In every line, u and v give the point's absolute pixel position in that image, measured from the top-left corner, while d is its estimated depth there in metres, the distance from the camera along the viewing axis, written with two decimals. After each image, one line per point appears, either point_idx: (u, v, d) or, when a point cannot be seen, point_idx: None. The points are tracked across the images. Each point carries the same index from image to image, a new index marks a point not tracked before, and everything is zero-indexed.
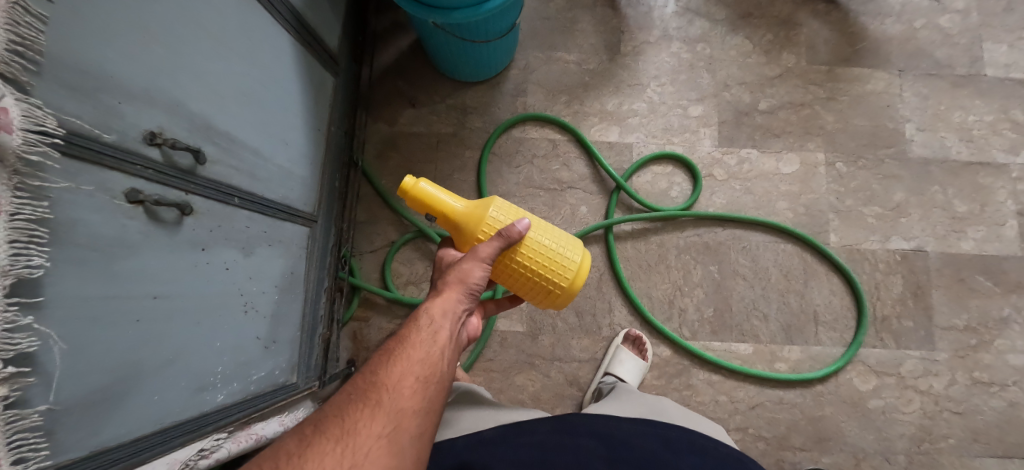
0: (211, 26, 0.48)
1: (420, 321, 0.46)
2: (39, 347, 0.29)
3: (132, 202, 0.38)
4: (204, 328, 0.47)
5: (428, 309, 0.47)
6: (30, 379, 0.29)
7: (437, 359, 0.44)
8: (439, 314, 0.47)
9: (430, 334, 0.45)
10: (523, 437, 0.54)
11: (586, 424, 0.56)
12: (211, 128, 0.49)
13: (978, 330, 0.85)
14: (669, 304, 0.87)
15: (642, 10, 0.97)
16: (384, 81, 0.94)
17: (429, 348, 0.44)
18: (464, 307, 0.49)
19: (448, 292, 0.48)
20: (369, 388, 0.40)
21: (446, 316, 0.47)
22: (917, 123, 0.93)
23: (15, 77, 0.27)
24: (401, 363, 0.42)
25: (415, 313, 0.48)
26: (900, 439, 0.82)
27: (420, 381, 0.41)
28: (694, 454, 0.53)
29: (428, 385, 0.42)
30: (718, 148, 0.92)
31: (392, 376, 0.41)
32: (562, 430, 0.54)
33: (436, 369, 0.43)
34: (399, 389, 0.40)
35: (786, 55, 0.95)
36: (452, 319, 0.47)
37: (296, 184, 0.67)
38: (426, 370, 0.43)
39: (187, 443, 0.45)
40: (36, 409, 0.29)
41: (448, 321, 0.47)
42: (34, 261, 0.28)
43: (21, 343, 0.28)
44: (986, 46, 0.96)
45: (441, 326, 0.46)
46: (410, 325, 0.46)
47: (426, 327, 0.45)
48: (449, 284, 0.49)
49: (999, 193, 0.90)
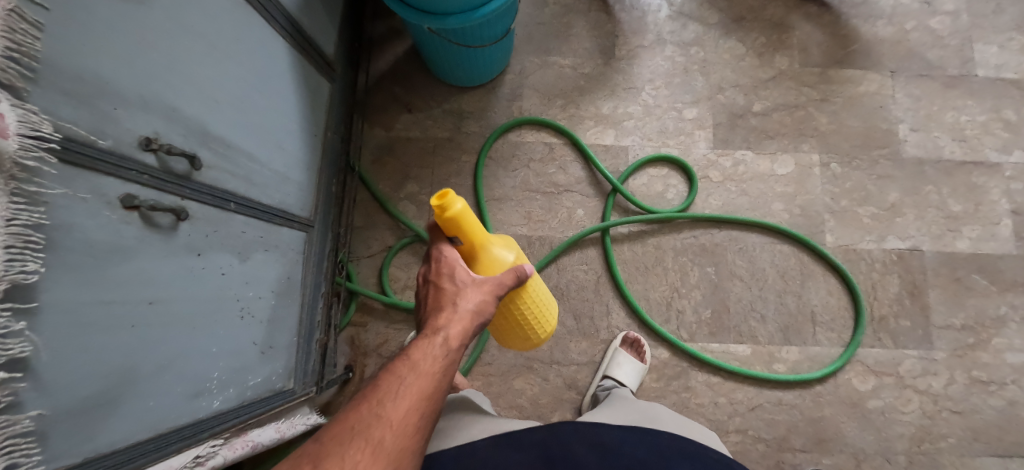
0: (206, 33, 0.49)
1: (433, 347, 0.43)
2: (31, 353, 0.29)
3: (128, 207, 0.38)
4: (199, 334, 0.47)
5: (445, 334, 0.44)
6: (22, 384, 0.29)
7: (443, 393, 0.42)
8: (454, 344, 0.44)
9: (442, 366, 0.43)
10: (514, 450, 0.54)
11: (579, 432, 0.55)
12: (208, 134, 0.49)
13: (975, 329, 0.86)
14: (667, 306, 0.87)
15: (636, 14, 0.98)
16: (381, 87, 0.95)
17: (439, 381, 0.42)
18: (476, 337, 0.46)
19: (467, 320, 0.45)
20: (374, 422, 0.37)
21: (460, 347, 0.44)
22: (910, 124, 0.94)
23: (11, 83, 0.28)
24: (408, 394, 0.40)
25: (428, 333, 0.44)
26: (900, 439, 0.82)
27: (423, 418, 0.40)
28: (685, 462, 0.53)
29: (429, 421, 0.41)
30: (713, 150, 0.93)
31: (398, 410, 0.39)
32: (553, 439, 0.54)
33: (439, 403, 0.42)
34: (402, 426, 0.38)
35: (779, 58, 0.96)
36: (463, 348, 0.45)
37: (293, 189, 0.67)
38: (431, 405, 0.41)
39: (182, 449, 0.44)
40: (28, 415, 0.29)
41: (459, 351, 0.44)
42: (29, 266, 0.28)
43: (12, 349, 0.28)
44: (976, 48, 0.97)
45: (454, 355, 0.44)
46: (423, 349, 0.43)
47: (438, 356, 0.43)
48: (469, 311, 0.45)
49: (993, 192, 0.91)
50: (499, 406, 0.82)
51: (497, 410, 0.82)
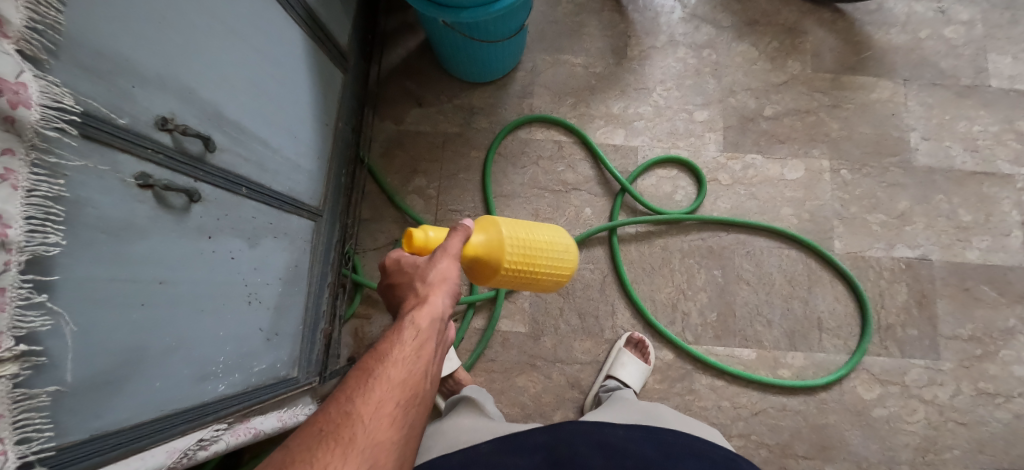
0: (225, 16, 0.49)
1: (402, 334, 0.43)
2: (50, 327, 0.29)
3: (142, 186, 0.38)
4: (208, 317, 0.47)
5: (413, 318, 0.44)
6: (40, 359, 0.29)
7: (420, 379, 0.41)
8: (424, 325, 0.44)
9: (415, 349, 0.42)
10: (519, 457, 0.53)
11: (581, 433, 0.55)
12: (222, 117, 0.49)
13: (983, 340, 0.85)
14: (672, 308, 0.86)
15: (649, 15, 0.98)
16: (392, 81, 0.95)
17: (413, 365, 0.41)
18: (447, 316, 0.46)
19: (434, 298, 0.45)
20: (343, 419, 0.36)
21: (432, 327, 0.44)
22: (922, 132, 0.93)
23: (34, 55, 0.28)
24: (379, 386, 0.39)
25: (398, 322, 0.44)
26: (905, 449, 0.81)
27: (401, 407, 0.39)
28: (694, 458, 0.53)
29: (408, 410, 0.39)
30: (723, 153, 0.92)
31: (370, 402, 0.37)
32: (557, 442, 0.54)
33: (418, 390, 0.40)
34: (377, 418, 0.37)
35: (791, 63, 0.96)
36: (437, 328, 0.45)
37: (303, 178, 0.67)
38: (408, 392, 0.40)
39: (187, 432, 0.44)
40: (46, 390, 0.30)
41: (433, 333, 0.44)
42: (49, 238, 0.28)
43: (33, 321, 0.28)
44: (990, 58, 0.96)
45: (426, 338, 0.43)
46: (391, 338, 0.42)
47: (409, 341, 0.42)
48: (433, 289, 0.46)
49: (1004, 202, 0.90)
50: (501, 403, 0.82)
51: (499, 407, 0.82)
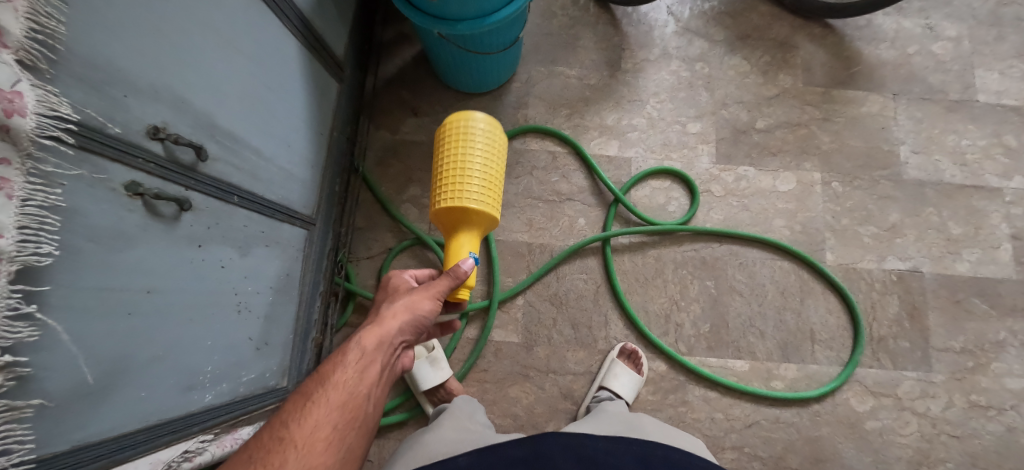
0: (220, 27, 0.49)
1: (348, 355, 0.45)
2: (39, 338, 0.30)
3: (131, 194, 0.38)
4: (196, 327, 0.47)
5: (362, 339, 0.47)
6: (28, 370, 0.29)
7: (362, 401, 0.44)
8: (372, 346, 0.46)
9: (358, 371, 0.45)
10: None
11: (563, 444, 0.54)
12: (215, 126, 0.49)
13: (975, 352, 0.85)
14: (665, 319, 0.86)
15: (643, 28, 1.00)
16: (388, 90, 0.95)
17: (354, 387, 0.44)
18: (400, 337, 0.49)
19: (388, 322, 0.48)
20: (275, 445, 0.38)
21: (380, 349, 0.47)
22: (912, 146, 0.94)
23: (33, 64, 0.28)
24: (317, 410, 0.41)
25: (347, 342, 0.47)
26: (898, 462, 0.81)
27: (338, 431, 0.41)
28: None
29: (347, 432, 0.42)
30: (716, 165, 0.93)
31: (305, 427, 0.40)
32: (536, 455, 0.53)
33: (359, 412, 0.43)
34: (310, 443, 0.39)
35: (783, 76, 0.97)
36: (386, 350, 0.47)
37: (296, 186, 0.67)
38: (347, 414, 0.42)
39: (171, 443, 0.44)
40: (30, 403, 0.30)
41: (381, 355, 0.47)
42: (43, 248, 0.29)
43: (21, 332, 0.28)
44: (977, 74, 0.98)
45: (373, 359, 0.46)
46: (336, 360, 0.45)
47: (354, 363, 0.45)
48: (393, 313, 0.49)
49: (993, 216, 0.91)
50: (493, 414, 0.81)
51: (490, 418, 0.81)
